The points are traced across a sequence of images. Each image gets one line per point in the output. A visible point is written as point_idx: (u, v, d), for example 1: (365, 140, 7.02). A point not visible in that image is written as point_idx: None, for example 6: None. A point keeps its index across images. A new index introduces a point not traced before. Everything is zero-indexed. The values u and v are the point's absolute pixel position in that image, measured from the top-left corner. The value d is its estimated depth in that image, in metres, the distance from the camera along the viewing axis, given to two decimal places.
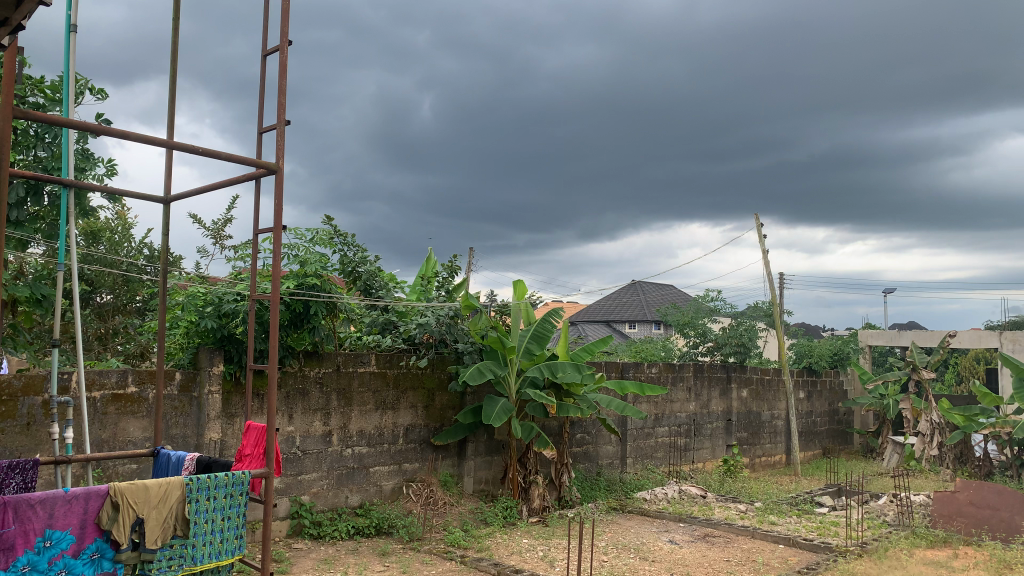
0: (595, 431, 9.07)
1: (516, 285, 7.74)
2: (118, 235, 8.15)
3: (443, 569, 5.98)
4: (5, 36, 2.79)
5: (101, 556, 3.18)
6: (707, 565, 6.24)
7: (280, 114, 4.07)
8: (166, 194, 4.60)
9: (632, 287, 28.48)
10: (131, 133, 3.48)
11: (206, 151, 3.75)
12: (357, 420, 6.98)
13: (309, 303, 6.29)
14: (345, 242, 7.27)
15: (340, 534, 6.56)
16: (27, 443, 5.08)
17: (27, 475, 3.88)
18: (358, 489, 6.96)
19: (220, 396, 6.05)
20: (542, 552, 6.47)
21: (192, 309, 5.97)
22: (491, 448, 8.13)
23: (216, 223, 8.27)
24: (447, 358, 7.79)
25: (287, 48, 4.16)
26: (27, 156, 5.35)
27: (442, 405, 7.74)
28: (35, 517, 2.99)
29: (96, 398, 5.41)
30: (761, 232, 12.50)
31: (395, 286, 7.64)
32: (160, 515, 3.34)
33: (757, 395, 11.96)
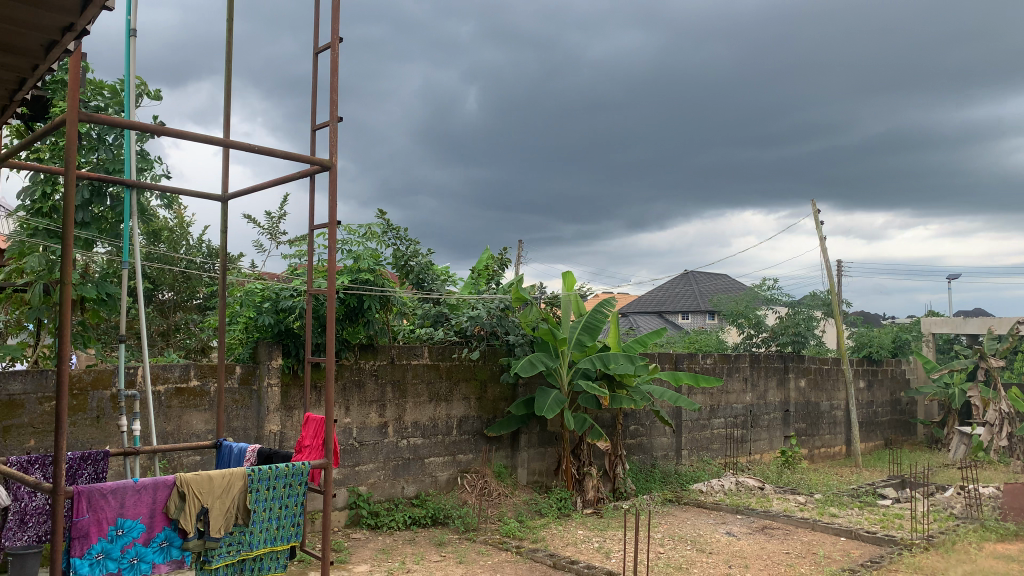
0: (648, 423, 9.00)
1: (566, 276, 7.71)
2: (176, 234, 8.37)
3: (499, 559, 6.02)
4: (71, 40, 2.88)
5: (169, 544, 3.31)
6: (766, 557, 6.15)
7: (333, 110, 4.12)
8: (223, 192, 4.70)
9: (685, 277, 28.21)
10: (189, 132, 3.57)
11: (260, 148, 3.82)
12: (411, 412, 7.06)
13: (363, 297, 6.37)
14: (398, 237, 7.35)
15: (396, 524, 6.65)
16: (97, 435, 5.27)
17: (98, 466, 4.03)
18: (414, 479, 7.04)
19: (279, 388, 6.19)
20: (597, 543, 6.47)
21: (250, 305, 6.11)
22: (544, 439, 8.13)
23: (270, 219, 8.42)
24: (498, 350, 7.82)
25: (339, 45, 4.22)
26: (90, 159, 5.54)
27: (495, 397, 7.77)
28: (107, 507, 3.10)
29: (161, 391, 5.58)
30: (817, 219, 12.22)
31: (447, 280, 7.70)
32: (223, 505, 3.43)
33: (816, 385, 11.72)
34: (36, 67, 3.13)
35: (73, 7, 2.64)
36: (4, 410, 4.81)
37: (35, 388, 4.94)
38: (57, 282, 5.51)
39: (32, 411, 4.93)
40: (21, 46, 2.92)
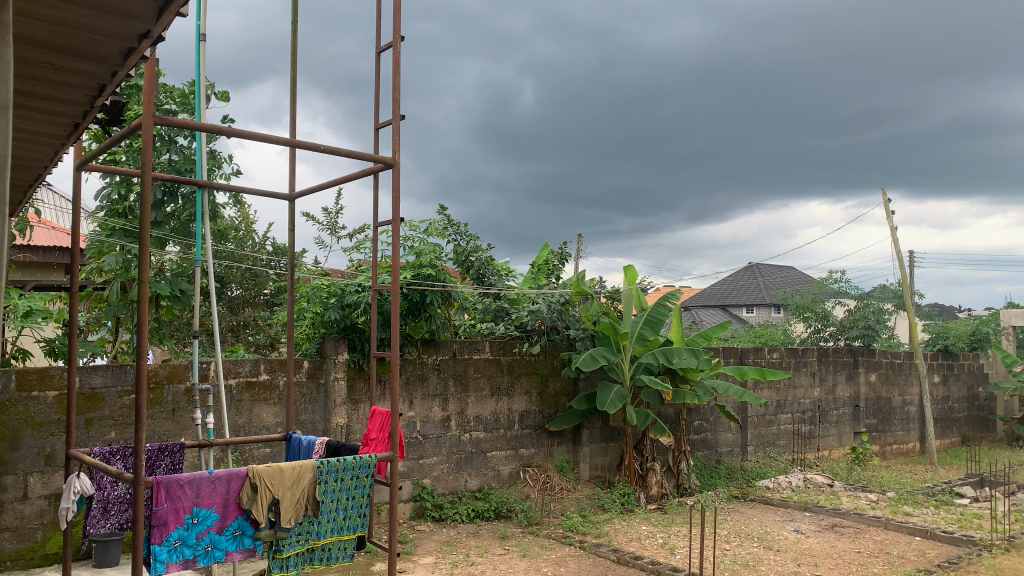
0: (713, 419, 8.87)
1: (626, 270, 7.63)
2: (243, 233, 8.61)
3: (562, 554, 6.02)
4: (148, 46, 2.98)
5: (242, 533, 3.41)
6: (837, 556, 6.00)
7: (395, 109, 4.18)
8: (290, 191, 4.82)
9: (749, 270, 27.71)
10: (258, 133, 3.67)
11: (325, 147, 3.89)
12: (474, 406, 7.11)
13: (426, 292, 6.45)
14: (458, 232, 7.41)
15: (460, 517, 6.72)
16: (173, 427, 5.47)
17: (175, 458, 4.18)
18: (477, 473, 7.10)
19: (344, 381, 6.31)
20: (661, 539, 6.41)
21: (317, 301, 6.25)
22: (606, 435, 8.08)
23: (329, 215, 8.59)
24: (559, 345, 7.77)
25: (400, 43, 4.26)
26: (163, 161, 5.74)
27: (556, 391, 7.77)
28: (183, 496, 3.21)
29: (232, 385, 5.75)
30: (888, 209, 11.84)
31: (507, 274, 7.73)
32: (293, 496, 3.51)
33: (887, 379, 11.37)
34: (115, 73, 3.26)
35: (150, 14, 2.74)
36: (87, 402, 5.03)
37: (115, 382, 5.15)
38: (133, 280, 5.72)
39: (113, 404, 5.14)
40: (100, 53, 3.04)
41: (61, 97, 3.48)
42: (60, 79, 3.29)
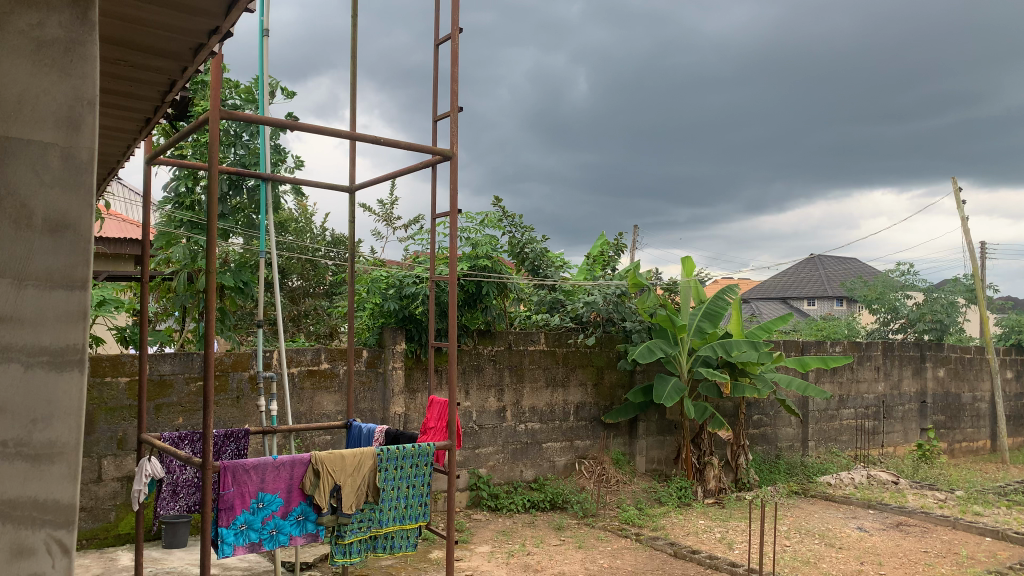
0: (773, 413, 8.71)
1: (683, 262, 7.55)
2: (302, 225, 8.78)
3: (619, 546, 6.01)
4: (216, 43, 3.06)
5: (305, 518, 3.50)
6: (902, 555, 5.85)
7: (454, 101, 4.20)
8: (350, 184, 4.89)
9: (811, 261, 27.08)
10: (320, 126, 3.73)
11: (384, 140, 3.94)
12: (529, 397, 7.13)
13: (482, 283, 6.49)
14: (513, 224, 7.42)
15: (516, 507, 6.76)
16: (238, 414, 5.63)
17: (240, 443, 4.30)
18: (532, 463, 7.13)
19: (402, 371, 6.39)
20: (719, 534, 6.34)
21: (376, 292, 6.33)
22: (663, 428, 7.99)
23: (385, 207, 8.69)
24: (615, 337, 7.74)
25: (458, 35, 4.28)
26: (229, 155, 5.89)
27: (612, 383, 7.73)
28: (249, 481, 3.31)
29: (294, 373, 5.88)
30: (959, 199, 11.44)
31: (561, 266, 7.73)
32: (354, 483, 3.57)
33: (956, 374, 10.99)
34: (185, 69, 3.35)
35: (219, 10, 2.80)
36: (157, 389, 5.21)
37: (183, 369, 5.32)
38: (200, 271, 5.88)
39: (181, 390, 5.31)
40: (171, 50, 3.13)
41: (133, 93, 3.59)
42: (133, 75, 3.39)
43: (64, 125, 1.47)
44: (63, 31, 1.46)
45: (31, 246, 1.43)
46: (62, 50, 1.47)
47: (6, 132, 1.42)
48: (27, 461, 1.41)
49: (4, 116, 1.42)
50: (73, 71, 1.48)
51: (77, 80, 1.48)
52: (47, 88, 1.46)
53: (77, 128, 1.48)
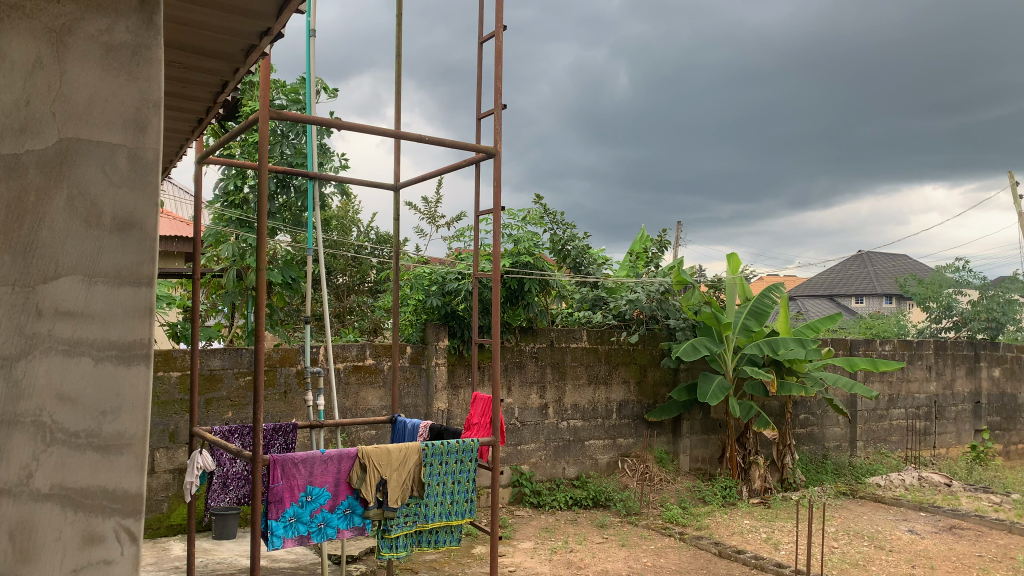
0: (820, 412, 8.56)
1: (729, 259, 7.46)
2: (346, 223, 8.88)
3: (662, 545, 5.97)
4: (267, 44, 3.12)
5: (352, 511, 3.56)
6: (954, 559, 5.71)
7: (497, 99, 4.21)
8: (395, 182, 4.94)
9: (859, 258, 26.56)
10: (366, 125, 3.77)
11: (428, 138, 3.97)
12: (572, 394, 7.12)
13: (524, 280, 6.51)
14: (555, 221, 7.42)
15: (558, 504, 6.77)
16: (285, 408, 5.73)
17: (288, 437, 4.38)
18: (575, 461, 7.12)
19: (445, 367, 6.44)
20: (765, 534, 6.27)
21: (419, 288, 6.39)
22: (707, 426, 7.90)
23: (428, 205, 8.74)
24: (659, 334, 7.68)
25: (502, 33, 4.29)
26: (277, 154, 6.00)
27: (655, 381, 7.67)
28: (298, 474, 3.37)
29: (340, 369, 5.97)
30: (1016, 193, 11.12)
31: (604, 263, 7.71)
32: (400, 477, 3.61)
33: (1012, 374, 10.67)
34: (236, 70, 3.42)
35: (270, 12, 2.85)
36: (207, 383, 5.33)
37: (232, 364, 5.44)
38: (248, 268, 5.99)
39: (230, 384, 5.43)
40: (223, 51, 3.20)
41: (186, 93, 3.68)
42: (186, 77, 3.48)
43: (131, 127, 1.50)
44: (131, 35, 1.50)
45: (101, 244, 1.46)
46: (129, 54, 1.50)
47: (77, 134, 1.45)
48: (96, 452, 1.44)
49: (75, 117, 1.45)
50: (140, 74, 1.51)
51: (143, 83, 1.51)
52: (115, 91, 1.49)
53: (143, 130, 1.50)
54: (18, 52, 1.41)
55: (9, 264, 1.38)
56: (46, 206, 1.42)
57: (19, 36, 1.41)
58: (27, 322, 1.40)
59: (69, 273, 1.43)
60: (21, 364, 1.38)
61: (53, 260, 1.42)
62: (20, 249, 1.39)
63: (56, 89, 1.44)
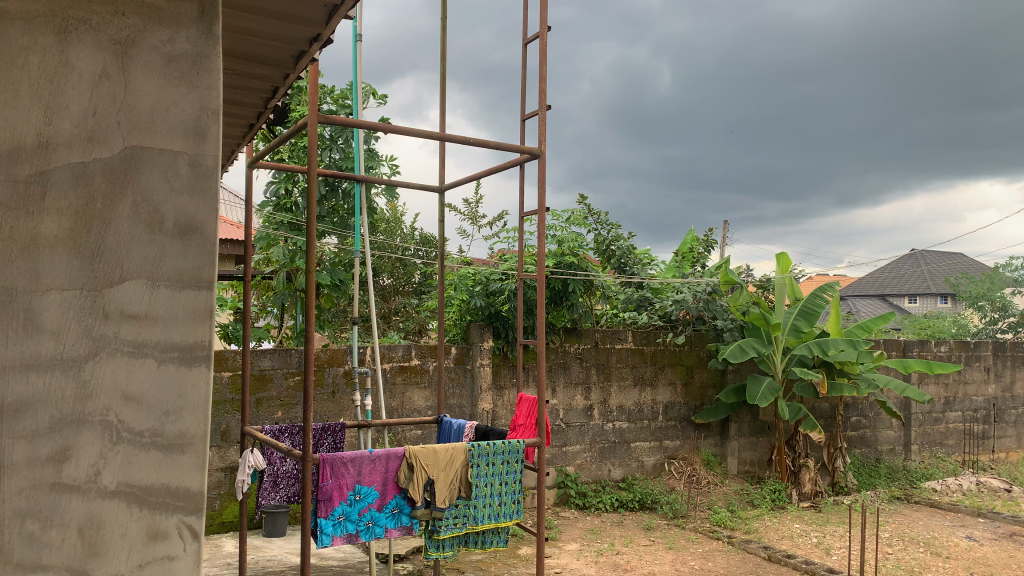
0: (872, 415, 8.37)
1: (778, 258, 7.34)
2: (392, 225, 8.96)
3: (710, 548, 5.90)
4: (316, 49, 3.16)
5: (400, 511, 3.59)
6: (1015, 567, 5.54)
7: (542, 99, 4.21)
8: (440, 184, 4.97)
9: (912, 257, 25.94)
10: (412, 128, 3.81)
11: (474, 140, 3.99)
12: (617, 396, 7.09)
13: (568, 281, 6.50)
14: (600, 221, 7.39)
15: (604, 506, 6.74)
16: (333, 408, 5.81)
17: (337, 437, 4.44)
18: (620, 463, 7.09)
19: (490, 368, 6.46)
20: (816, 539, 6.15)
21: (463, 288, 6.44)
22: (755, 429, 7.78)
23: (471, 206, 8.77)
24: (706, 336, 7.60)
25: (547, 34, 4.29)
26: (325, 158, 6.09)
27: (703, 383, 7.59)
28: (347, 474, 3.42)
29: (387, 369, 6.04)
30: None
31: (649, 263, 7.66)
32: (447, 477, 3.63)
33: None
34: (286, 75, 3.48)
35: (320, 19, 2.89)
36: (258, 383, 5.44)
37: (282, 365, 5.53)
38: (297, 270, 6.11)
39: (280, 384, 5.52)
40: (274, 58, 3.26)
41: (238, 100, 3.76)
42: (238, 84, 3.55)
43: (192, 134, 1.53)
44: (191, 45, 1.53)
45: (164, 249, 1.50)
46: (189, 64, 1.53)
47: (141, 143, 1.49)
48: (160, 451, 1.48)
49: (139, 127, 1.49)
50: (200, 83, 1.54)
51: (203, 91, 1.54)
52: (176, 101, 1.52)
53: (202, 138, 1.53)
54: (84, 63, 1.45)
55: (77, 269, 1.42)
56: (112, 213, 1.46)
57: (86, 48, 1.45)
58: (95, 324, 1.44)
59: (133, 277, 1.47)
60: (89, 365, 1.43)
61: (118, 264, 1.46)
62: (88, 254, 1.44)
63: (121, 99, 1.48)
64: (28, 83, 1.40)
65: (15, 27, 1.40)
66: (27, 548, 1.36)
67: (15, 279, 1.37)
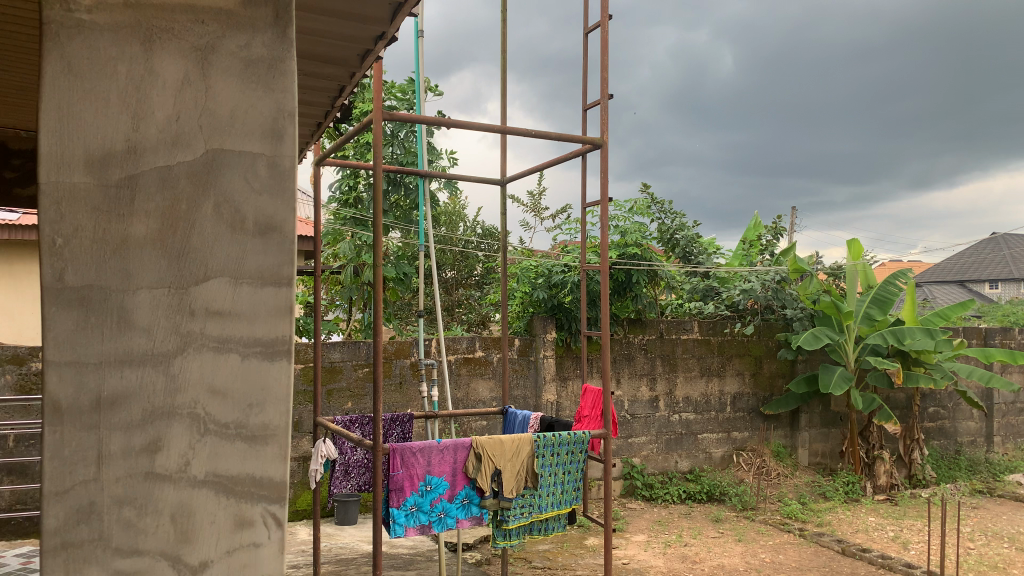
0: (952, 405, 8.08)
1: (850, 244, 7.14)
2: (454, 217, 9.04)
3: (781, 541, 5.81)
4: (381, 46, 3.21)
5: (470, 501, 3.64)
6: None
7: (603, 89, 4.18)
8: (501, 176, 4.99)
9: (993, 240, 24.85)
10: (474, 122, 3.84)
11: (535, 132, 3.99)
12: (683, 387, 7.01)
13: (631, 272, 6.46)
14: (663, 210, 7.31)
15: (671, 498, 6.71)
16: (400, 399, 5.91)
17: (404, 427, 4.52)
18: (687, 454, 7.02)
19: (553, 359, 6.47)
20: (893, 533, 5.99)
21: (526, 281, 6.48)
22: (827, 419, 7.60)
23: (533, 197, 8.77)
24: (775, 325, 7.45)
25: (608, 23, 4.26)
26: (386, 154, 6.19)
27: (772, 373, 7.43)
28: (417, 464, 3.48)
29: (452, 361, 6.11)
30: None
31: (715, 252, 7.56)
32: (514, 468, 3.65)
33: None
34: (352, 74, 3.55)
35: (384, 17, 2.93)
36: (328, 374, 5.57)
37: (351, 357, 5.65)
38: (364, 264, 6.24)
39: (349, 376, 5.65)
40: (340, 57, 3.32)
41: (307, 99, 3.85)
42: (306, 83, 3.64)
43: (269, 136, 1.58)
44: (267, 49, 1.58)
45: (245, 247, 1.55)
46: (266, 68, 1.58)
47: (221, 145, 1.54)
48: (245, 442, 1.54)
49: (219, 130, 1.54)
50: (276, 86, 1.59)
51: (279, 94, 1.59)
52: (254, 104, 1.57)
53: (279, 139, 1.58)
54: (169, 71, 1.51)
55: (165, 268, 1.49)
56: (196, 214, 1.52)
57: (169, 56, 1.51)
58: (182, 321, 1.50)
59: (217, 275, 1.53)
60: (178, 360, 1.49)
61: (203, 263, 1.52)
62: (174, 253, 1.50)
63: (202, 104, 1.53)
64: (117, 91, 1.47)
65: (103, 37, 1.46)
66: (125, 534, 1.44)
67: (108, 278, 1.45)
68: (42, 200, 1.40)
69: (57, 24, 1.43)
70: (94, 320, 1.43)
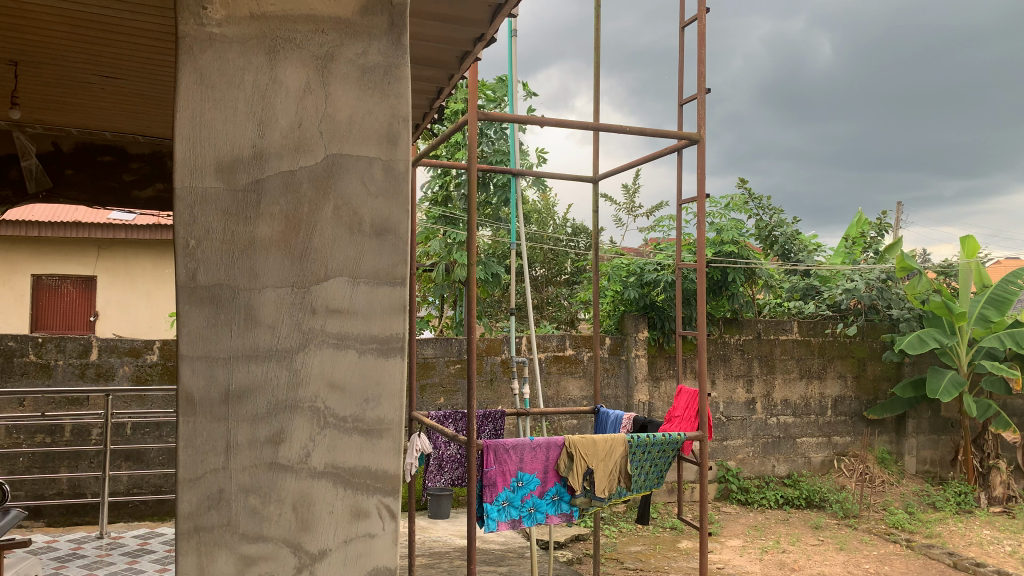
0: None
1: (963, 242, 6.78)
2: (545, 215, 9.06)
3: (886, 551, 5.57)
4: (479, 47, 3.25)
5: (560, 498, 3.64)
6: None
7: (700, 83, 4.11)
8: (594, 173, 4.98)
9: None
10: (569, 120, 3.84)
11: (630, 128, 3.96)
12: (781, 388, 6.80)
13: (727, 270, 6.33)
14: (761, 207, 7.13)
15: (768, 503, 6.54)
16: (492, 396, 5.98)
17: (497, 424, 4.58)
18: (785, 458, 6.82)
19: (646, 359, 6.41)
20: (1010, 547, 5.65)
21: (617, 279, 6.42)
22: (937, 425, 7.22)
23: (627, 195, 8.71)
24: (879, 326, 7.15)
25: (705, 16, 4.18)
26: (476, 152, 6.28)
27: (876, 376, 7.13)
28: (509, 460, 3.52)
29: (542, 359, 6.14)
30: None
31: (817, 250, 7.34)
32: (606, 468, 3.63)
33: None
34: (450, 76, 3.61)
35: (484, 18, 2.97)
36: (422, 370, 5.69)
37: (444, 353, 5.75)
38: (456, 262, 6.35)
39: (442, 371, 5.75)
40: (440, 59, 3.38)
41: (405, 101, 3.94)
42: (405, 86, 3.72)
43: (385, 141, 1.63)
44: (382, 56, 1.63)
45: (362, 248, 1.61)
46: (381, 74, 1.64)
47: (340, 149, 1.60)
48: (361, 435, 1.59)
49: (338, 135, 1.60)
50: (391, 92, 1.64)
51: (394, 99, 1.64)
52: (370, 109, 1.62)
53: (393, 143, 1.63)
54: (292, 80, 1.58)
55: (288, 268, 1.56)
56: (317, 216, 1.58)
57: (292, 65, 1.58)
58: (304, 319, 1.57)
59: (336, 275, 1.59)
60: (300, 356, 1.56)
61: (324, 263, 1.58)
62: (297, 254, 1.56)
63: (323, 111, 1.60)
64: (244, 99, 1.55)
65: (232, 49, 1.54)
66: (251, 521, 1.51)
67: (237, 278, 1.53)
68: (177, 204, 1.49)
69: (191, 38, 1.51)
70: (223, 317, 1.51)
